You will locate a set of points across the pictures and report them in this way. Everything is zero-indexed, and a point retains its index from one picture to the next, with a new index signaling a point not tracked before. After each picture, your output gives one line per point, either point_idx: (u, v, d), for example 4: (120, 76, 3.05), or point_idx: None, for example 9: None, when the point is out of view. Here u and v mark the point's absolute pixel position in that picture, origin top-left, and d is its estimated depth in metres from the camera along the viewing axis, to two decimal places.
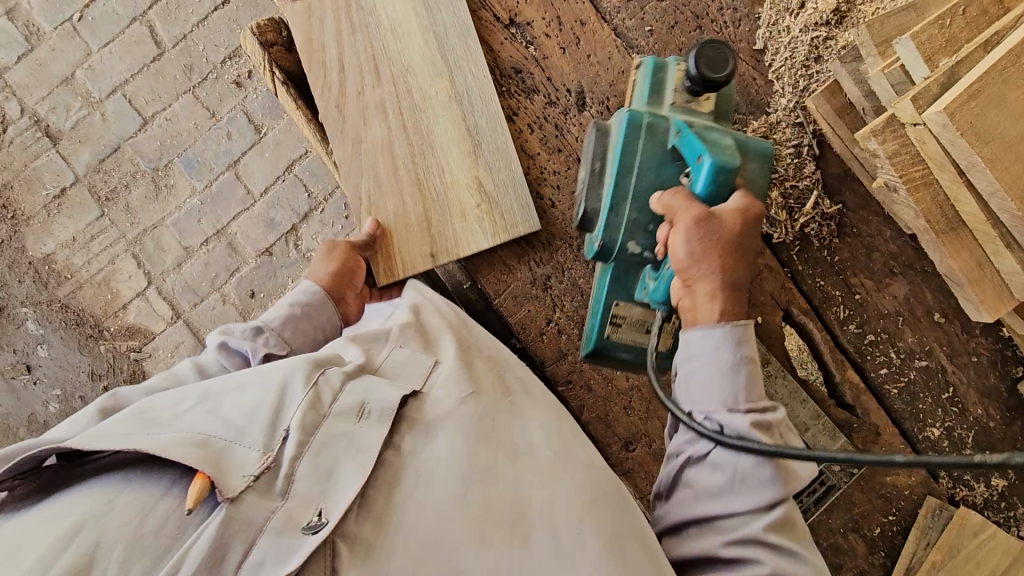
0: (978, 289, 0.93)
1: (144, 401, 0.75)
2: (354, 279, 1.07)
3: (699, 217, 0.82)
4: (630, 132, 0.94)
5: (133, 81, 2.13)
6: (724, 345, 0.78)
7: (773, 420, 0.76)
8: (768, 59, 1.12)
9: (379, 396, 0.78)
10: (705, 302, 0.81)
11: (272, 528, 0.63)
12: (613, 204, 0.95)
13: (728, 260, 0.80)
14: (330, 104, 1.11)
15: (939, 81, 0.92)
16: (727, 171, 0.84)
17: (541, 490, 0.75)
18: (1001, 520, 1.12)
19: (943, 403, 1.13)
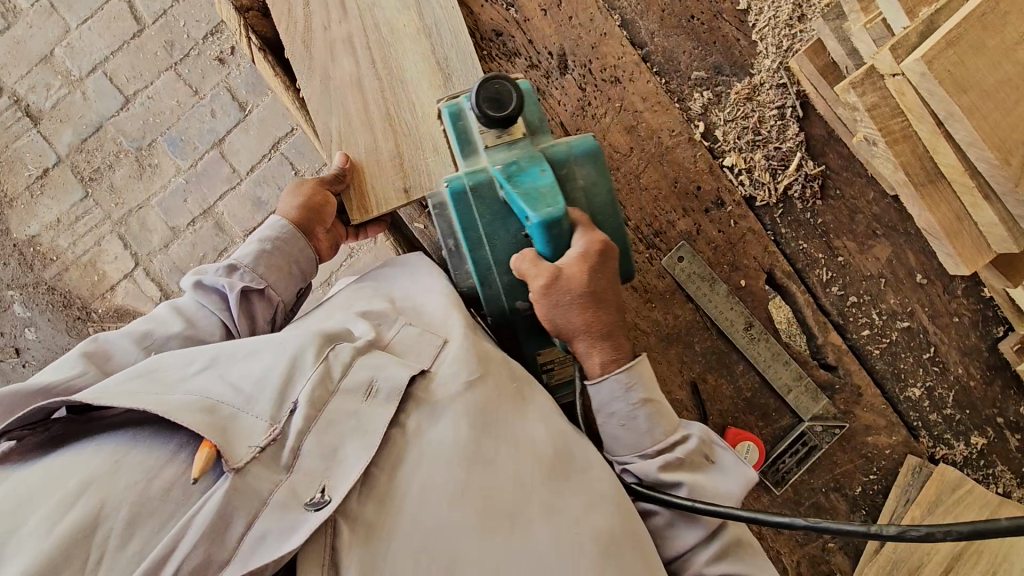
0: (955, 242, 0.93)
1: (153, 360, 0.77)
2: (323, 215, 1.05)
3: (549, 284, 0.80)
4: (462, 206, 0.86)
5: (114, 58, 2.10)
6: (618, 395, 0.83)
7: (683, 454, 0.83)
8: (751, 20, 1.11)
9: (389, 374, 0.77)
10: (585, 356, 0.84)
11: (277, 501, 0.65)
12: (482, 278, 0.89)
13: (591, 316, 0.81)
14: (296, 41, 1.08)
15: (919, 29, 0.89)
16: (556, 222, 0.79)
17: (540, 481, 0.75)
18: (980, 477, 1.14)
19: (925, 363, 1.14)
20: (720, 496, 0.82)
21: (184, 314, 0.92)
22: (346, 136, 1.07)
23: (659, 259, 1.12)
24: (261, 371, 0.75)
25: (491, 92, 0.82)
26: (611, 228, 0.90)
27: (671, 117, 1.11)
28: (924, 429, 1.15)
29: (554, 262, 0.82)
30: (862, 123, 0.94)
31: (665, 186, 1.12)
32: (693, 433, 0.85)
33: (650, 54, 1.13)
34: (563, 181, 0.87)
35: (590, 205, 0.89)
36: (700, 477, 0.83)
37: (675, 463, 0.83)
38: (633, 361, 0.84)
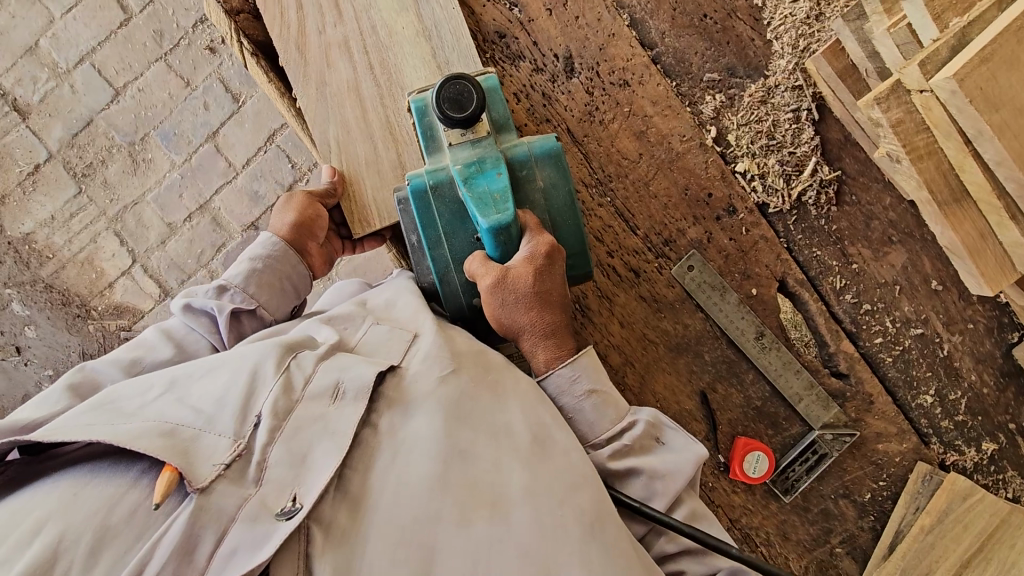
0: (979, 262, 0.90)
1: (106, 392, 0.75)
2: (314, 228, 1.01)
3: (495, 282, 0.83)
4: (422, 204, 0.88)
5: (101, 49, 2.03)
6: (564, 388, 0.85)
7: (632, 439, 0.83)
8: (767, 17, 1.07)
9: (354, 373, 0.76)
10: (530, 351, 0.87)
11: (246, 516, 0.64)
12: (440, 275, 0.91)
13: (536, 316, 0.84)
14: (290, 46, 1.03)
15: (950, 43, 0.85)
16: (504, 227, 0.82)
17: (519, 469, 0.73)
18: (990, 483, 1.14)
19: (938, 370, 1.13)
20: (674, 479, 0.81)
21: (173, 339, 0.90)
22: (346, 145, 1.03)
23: (669, 268, 1.10)
24: (222, 387, 0.74)
25: (451, 93, 0.83)
26: (568, 227, 0.92)
27: (683, 122, 1.07)
28: (934, 436, 1.14)
29: (502, 264, 0.85)
30: (886, 139, 0.90)
31: (675, 194, 1.09)
32: (642, 417, 0.85)
33: (660, 55, 1.08)
34: (523, 181, 0.88)
35: (548, 206, 0.90)
36: (651, 460, 0.82)
37: (624, 449, 0.83)
38: (580, 354, 0.85)
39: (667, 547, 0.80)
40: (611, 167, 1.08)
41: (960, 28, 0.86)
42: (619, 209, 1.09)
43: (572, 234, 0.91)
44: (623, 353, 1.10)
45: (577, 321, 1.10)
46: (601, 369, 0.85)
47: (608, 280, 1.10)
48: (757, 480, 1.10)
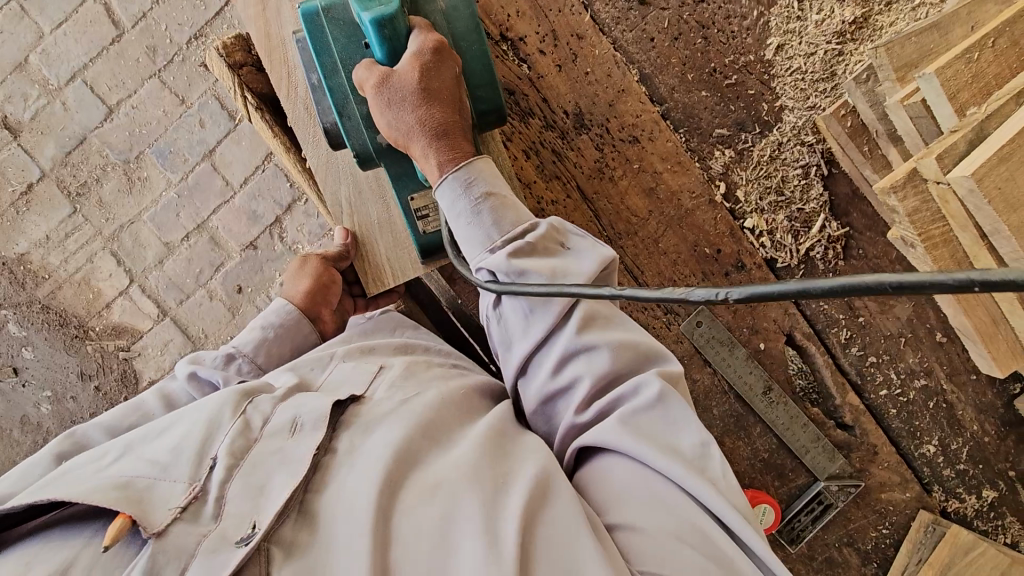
0: (991, 347, 0.95)
1: (57, 469, 0.70)
2: (327, 295, 1.03)
3: (381, 81, 0.75)
4: (313, 26, 0.80)
5: (93, 65, 1.99)
6: (458, 192, 0.75)
7: (535, 238, 0.72)
8: (777, 73, 1.05)
9: (311, 407, 0.72)
10: (424, 160, 0.77)
11: (205, 549, 0.55)
12: (340, 106, 0.83)
13: (424, 114, 0.75)
14: (298, 105, 1.01)
15: (967, 137, 0.87)
16: (387, 18, 0.74)
17: (476, 461, 0.66)
18: (990, 529, 1.16)
19: (941, 420, 1.14)
20: (575, 265, 0.71)
21: (175, 404, 0.92)
22: (356, 205, 1.02)
23: (678, 324, 1.10)
24: (179, 438, 0.69)
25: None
26: (472, 53, 0.83)
27: (692, 178, 1.07)
28: (936, 484, 1.16)
29: (389, 66, 0.76)
30: (902, 225, 0.92)
31: (684, 250, 1.08)
32: (544, 221, 0.75)
33: (668, 111, 1.08)
34: (420, 1, 0.81)
35: (450, 28, 0.82)
36: (553, 257, 0.72)
37: (525, 250, 0.72)
38: (476, 158, 0.76)
39: (575, 342, 0.69)
40: (620, 225, 1.07)
41: (978, 120, 0.87)
42: (629, 266, 1.08)
43: (475, 60, 0.83)
44: None
45: None
46: (497, 175, 0.77)
47: None
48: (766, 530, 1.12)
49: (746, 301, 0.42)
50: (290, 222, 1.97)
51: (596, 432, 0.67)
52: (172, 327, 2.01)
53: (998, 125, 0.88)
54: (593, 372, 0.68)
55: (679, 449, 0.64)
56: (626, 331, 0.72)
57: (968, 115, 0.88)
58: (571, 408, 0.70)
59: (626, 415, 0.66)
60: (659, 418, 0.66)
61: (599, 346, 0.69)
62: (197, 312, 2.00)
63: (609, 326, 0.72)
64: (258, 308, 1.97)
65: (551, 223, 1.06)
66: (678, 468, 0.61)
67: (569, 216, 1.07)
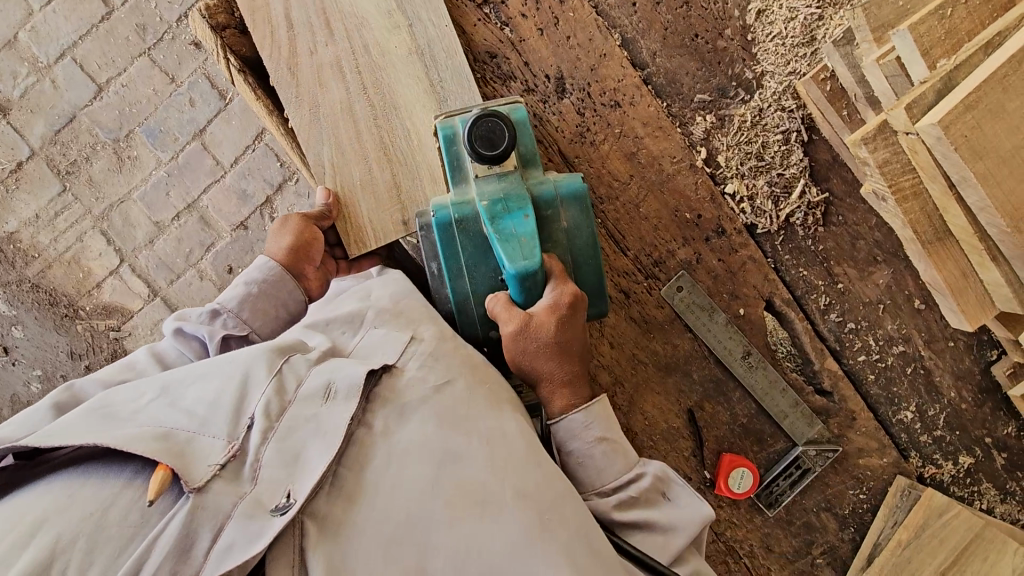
0: (959, 297, 0.95)
1: (100, 399, 0.76)
2: (311, 252, 1.02)
3: (518, 328, 0.82)
4: (444, 236, 0.86)
5: (82, 43, 1.99)
6: (575, 433, 0.84)
7: (638, 491, 0.81)
8: (757, 37, 1.06)
9: (345, 373, 0.78)
10: (548, 396, 0.86)
11: (240, 514, 0.64)
12: (458, 306, 0.91)
13: (555, 361, 0.83)
14: (281, 67, 1.01)
15: (937, 87, 0.87)
16: (529, 274, 0.81)
17: (510, 473, 0.73)
18: (966, 494, 1.17)
19: (919, 387, 1.15)
20: (678, 531, 0.79)
21: (164, 362, 0.91)
22: (340, 167, 1.02)
23: (658, 289, 1.11)
24: (216, 392, 0.76)
25: (484, 129, 0.81)
26: (588, 270, 0.91)
27: (673, 144, 1.07)
28: (913, 450, 1.17)
29: (524, 309, 0.84)
30: (872, 176, 0.94)
31: (665, 215, 1.09)
32: (651, 470, 0.83)
33: (651, 75, 1.08)
34: (547, 221, 0.87)
35: (571, 246, 0.89)
36: (656, 513, 0.81)
37: (630, 500, 0.82)
38: (594, 401, 0.85)
39: None
40: (601, 189, 1.08)
41: (949, 70, 0.87)
42: (609, 231, 1.09)
43: (591, 273, 0.91)
44: (613, 373, 1.12)
45: None
46: (613, 419, 0.85)
47: None
48: (742, 495, 1.11)
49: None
50: (279, 201, 1.97)
51: None
52: (161, 307, 2.01)
53: (966, 75, 0.88)
54: None
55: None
56: None
57: (940, 67, 0.89)
58: None
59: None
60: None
61: None
62: (187, 291, 2.00)
63: None
64: None
65: None
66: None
67: None
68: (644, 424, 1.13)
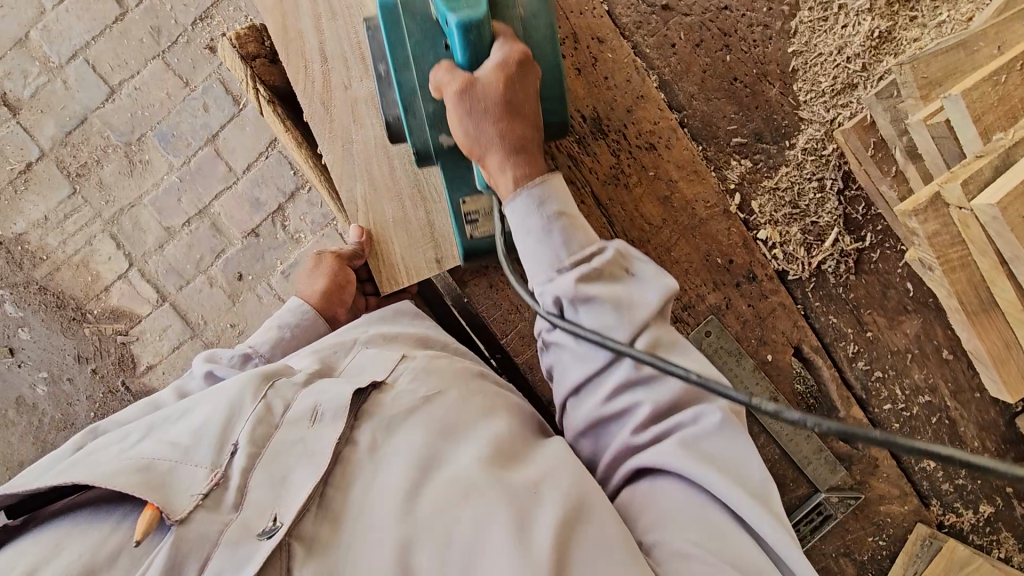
0: (1002, 371, 0.98)
1: (83, 450, 0.72)
2: (343, 294, 1.04)
3: (462, 88, 0.73)
4: (389, 19, 0.78)
5: (95, 44, 1.95)
6: (530, 209, 0.74)
7: (602, 264, 0.72)
8: (796, 84, 1.05)
9: (333, 393, 0.73)
10: (498, 173, 0.76)
11: (226, 541, 0.58)
12: (405, 104, 0.81)
13: (505, 127, 0.74)
14: (315, 101, 0.99)
15: (995, 162, 0.88)
16: (475, 23, 0.72)
17: (497, 470, 0.67)
18: (984, 543, 1.18)
19: (943, 436, 1.15)
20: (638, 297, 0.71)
21: None
22: (372, 203, 1.01)
23: (686, 334, 1.09)
24: (200, 421, 0.71)
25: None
26: (546, 62, 0.82)
27: (708, 188, 1.06)
28: (935, 498, 1.17)
29: (470, 72, 0.75)
30: (921, 248, 0.94)
31: (696, 259, 1.08)
32: (611, 245, 0.74)
33: (687, 118, 1.07)
34: (502, 5, 0.79)
35: (527, 35, 0.81)
36: (620, 287, 0.72)
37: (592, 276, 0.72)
38: (550, 177, 0.75)
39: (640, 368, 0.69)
40: (633, 232, 1.07)
41: (1005, 147, 0.88)
42: None
43: (551, 67, 0.82)
44: None
45: None
46: (569, 193, 0.76)
47: None
48: None
49: (828, 433, 0.59)
50: (292, 210, 1.95)
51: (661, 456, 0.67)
52: (170, 313, 1.99)
53: None
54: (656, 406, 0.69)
55: (746, 484, 0.65)
56: (692, 361, 0.71)
57: (995, 140, 0.89)
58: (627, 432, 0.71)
59: (684, 436, 0.67)
60: (718, 446, 0.67)
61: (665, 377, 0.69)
62: (197, 298, 1.98)
63: (674, 356, 0.71)
64: (259, 296, 1.96)
65: None
66: (740, 501, 0.63)
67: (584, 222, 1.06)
68: None
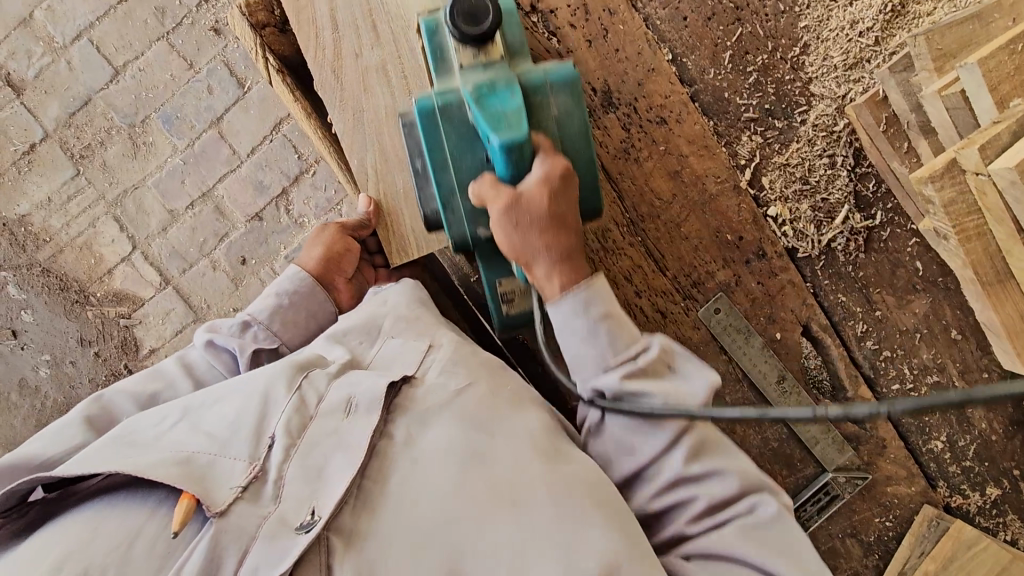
0: (1016, 344, 0.99)
1: (124, 425, 0.76)
2: (343, 263, 1.03)
3: (507, 206, 0.74)
4: (427, 121, 0.79)
5: (100, 24, 1.94)
6: (575, 313, 0.75)
7: (646, 362, 0.75)
8: (809, 58, 1.04)
9: (365, 388, 0.76)
10: (545, 280, 0.77)
11: (265, 534, 0.62)
12: (444, 202, 0.82)
13: (551, 238, 0.75)
14: (325, 69, 0.98)
15: (1011, 127, 0.89)
16: (518, 144, 0.73)
17: (535, 470, 0.72)
18: (991, 526, 1.17)
19: (951, 417, 1.14)
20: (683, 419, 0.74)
21: (195, 374, 0.93)
22: (383, 173, 1.00)
23: (695, 310, 1.09)
24: (236, 412, 0.74)
25: (467, 5, 0.75)
26: (580, 159, 0.82)
27: (718, 163, 1.06)
28: (942, 480, 1.16)
29: (514, 186, 0.75)
30: (935, 215, 0.95)
31: (706, 235, 1.07)
32: (654, 342, 0.77)
33: (698, 92, 1.06)
34: (534, 108, 0.79)
35: (562, 135, 0.81)
36: (667, 384, 0.74)
37: (636, 373, 0.75)
38: (594, 278, 0.77)
39: (689, 466, 0.72)
40: (642, 208, 1.06)
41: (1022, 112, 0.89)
42: (649, 248, 1.07)
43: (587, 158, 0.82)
44: None
45: None
46: (614, 295, 0.77)
47: (636, 320, 1.08)
48: None
49: (907, 412, 0.54)
50: (296, 194, 1.94)
51: (723, 547, 0.69)
52: (173, 296, 1.98)
53: None
54: (709, 498, 0.72)
55: (801, 565, 0.67)
56: (737, 458, 0.75)
57: (1011, 108, 0.90)
58: (683, 521, 0.73)
59: (742, 526, 0.70)
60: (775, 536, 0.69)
61: (713, 474, 0.72)
62: (200, 281, 1.98)
63: (719, 456, 0.74)
64: (262, 279, 1.95)
65: None
66: None
67: None
68: None
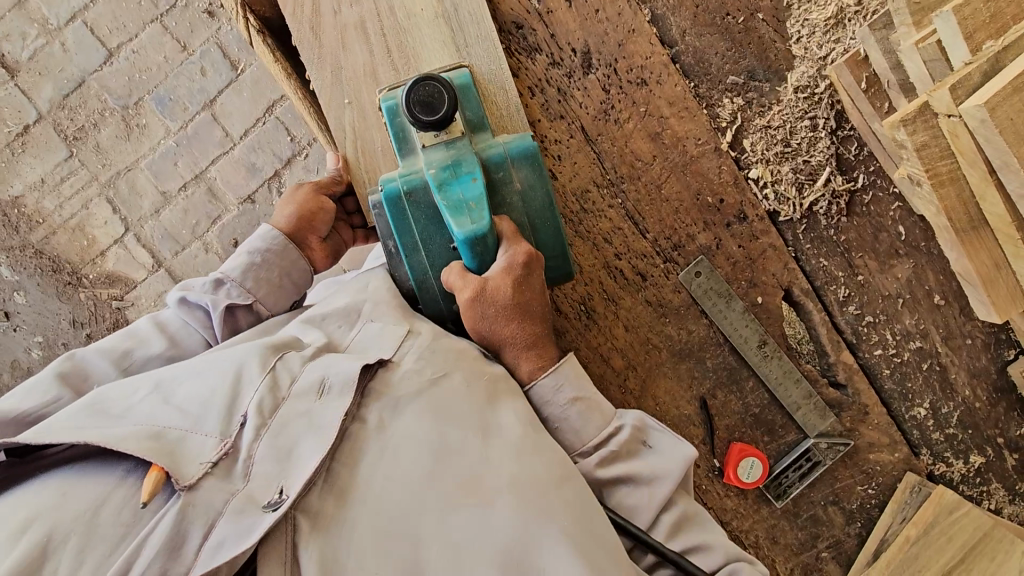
0: (991, 291, 0.99)
1: (95, 392, 0.75)
2: (316, 222, 1.02)
3: (475, 294, 0.82)
4: (395, 210, 0.86)
5: (94, 7, 1.94)
6: (549, 397, 0.84)
7: (619, 444, 0.82)
8: (790, 20, 1.04)
9: (340, 369, 0.74)
10: (515, 363, 0.86)
11: (232, 509, 0.64)
12: (419, 282, 0.90)
13: (516, 326, 0.84)
14: (304, 25, 0.98)
15: (982, 68, 0.88)
16: (480, 236, 0.82)
17: (504, 463, 0.70)
18: (974, 494, 1.16)
19: (934, 383, 1.14)
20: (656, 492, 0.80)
21: (168, 332, 0.92)
22: (361, 133, 1.00)
23: (676, 274, 1.09)
24: (208, 387, 0.73)
25: (422, 95, 0.83)
26: (546, 230, 0.90)
27: (698, 124, 1.05)
28: (925, 447, 1.15)
29: (480, 275, 0.84)
30: (910, 160, 0.96)
31: (686, 198, 1.07)
32: (627, 420, 0.84)
33: (679, 54, 1.06)
34: (498, 184, 0.88)
35: (524, 206, 0.89)
36: (638, 462, 0.82)
37: (612, 455, 0.82)
38: (563, 362, 0.85)
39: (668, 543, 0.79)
40: (623, 169, 1.06)
41: (994, 53, 0.88)
42: (629, 211, 1.07)
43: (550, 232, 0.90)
44: (625, 356, 1.10)
45: (581, 323, 1.09)
46: (585, 379, 0.86)
47: (615, 282, 1.08)
48: (750, 485, 1.11)
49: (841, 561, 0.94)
50: (289, 176, 1.94)
51: None
52: (165, 278, 1.99)
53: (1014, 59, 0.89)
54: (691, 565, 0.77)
55: None
56: (715, 531, 0.81)
57: (984, 50, 0.89)
58: None
59: None
60: None
61: (691, 547, 0.79)
62: (193, 263, 1.98)
63: (697, 534, 0.80)
64: None
65: (554, 162, 1.05)
66: None
67: (572, 158, 1.05)
68: (655, 410, 1.11)
